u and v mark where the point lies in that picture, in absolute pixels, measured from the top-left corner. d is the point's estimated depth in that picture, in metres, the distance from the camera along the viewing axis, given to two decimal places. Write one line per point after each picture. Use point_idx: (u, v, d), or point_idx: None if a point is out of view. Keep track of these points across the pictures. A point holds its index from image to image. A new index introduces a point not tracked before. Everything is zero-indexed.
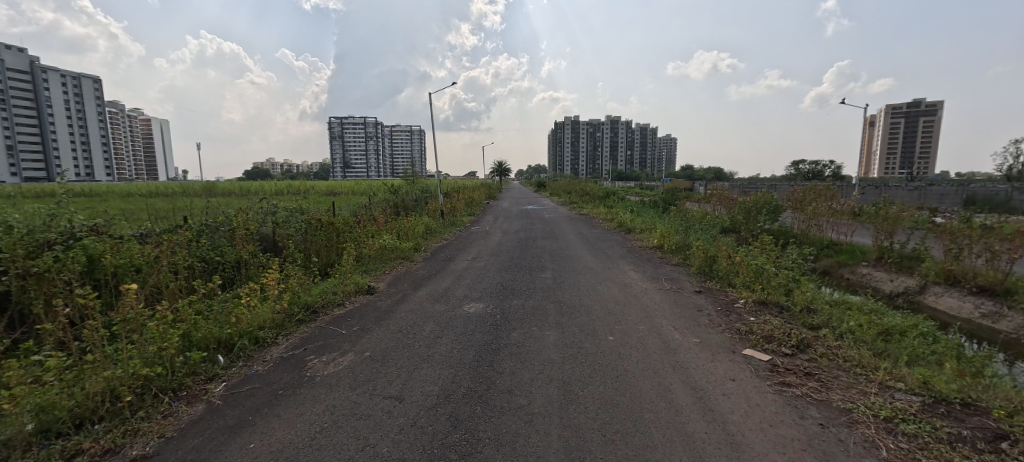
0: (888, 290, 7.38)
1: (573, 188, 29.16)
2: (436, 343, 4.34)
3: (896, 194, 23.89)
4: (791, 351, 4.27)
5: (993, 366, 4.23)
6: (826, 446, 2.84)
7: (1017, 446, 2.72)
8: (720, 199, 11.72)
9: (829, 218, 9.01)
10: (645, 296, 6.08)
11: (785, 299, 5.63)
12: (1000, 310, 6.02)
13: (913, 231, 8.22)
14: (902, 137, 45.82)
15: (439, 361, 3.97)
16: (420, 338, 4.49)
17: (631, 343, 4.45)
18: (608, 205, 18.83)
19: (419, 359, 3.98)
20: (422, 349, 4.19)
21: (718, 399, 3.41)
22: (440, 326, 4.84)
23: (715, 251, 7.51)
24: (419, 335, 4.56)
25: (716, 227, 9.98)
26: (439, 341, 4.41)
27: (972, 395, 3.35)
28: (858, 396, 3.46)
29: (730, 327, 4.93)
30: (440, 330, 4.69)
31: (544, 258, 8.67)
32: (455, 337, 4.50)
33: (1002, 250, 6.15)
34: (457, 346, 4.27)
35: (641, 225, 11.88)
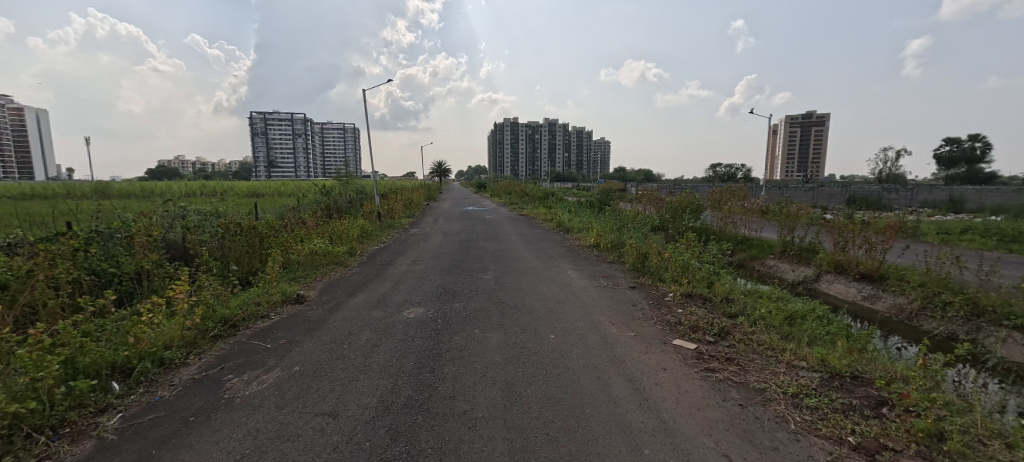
0: (791, 279, 8.20)
1: (512, 190, 29.56)
2: (373, 353, 4.11)
3: (795, 195, 26.83)
4: (714, 339, 4.58)
5: (874, 342, 4.84)
6: (747, 425, 3.05)
7: (895, 410, 3.13)
8: (649, 199, 12.42)
9: (742, 216, 9.86)
10: (586, 294, 6.20)
11: (707, 290, 6.06)
12: (876, 293, 6.80)
13: (810, 226, 9.20)
14: (799, 144, 51.61)
15: (377, 371, 3.75)
16: (356, 348, 4.23)
17: (573, 340, 4.53)
18: (547, 206, 19.15)
19: (354, 370, 3.74)
20: (359, 360, 3.94)
21: (652, 389, 3.55)
22: (380, 333, 4.61)
23: (646, 249, 7.85)
24: (354, 345, 4.29)
25: (647, 226, 10.53)
26: (378, 350, 4.18)
27: (859, 369, 3.80)
28: (772, 376, 3.77)
29: (661, 320, 5.18)
30: (379, 339, 4.45)
31: (485, 259, 8.62)
32: (394, 345, 4.30)
33: (878, 242, 7.06)
34: (398, 354, 4.08)
35: (578, 224, 12.20)
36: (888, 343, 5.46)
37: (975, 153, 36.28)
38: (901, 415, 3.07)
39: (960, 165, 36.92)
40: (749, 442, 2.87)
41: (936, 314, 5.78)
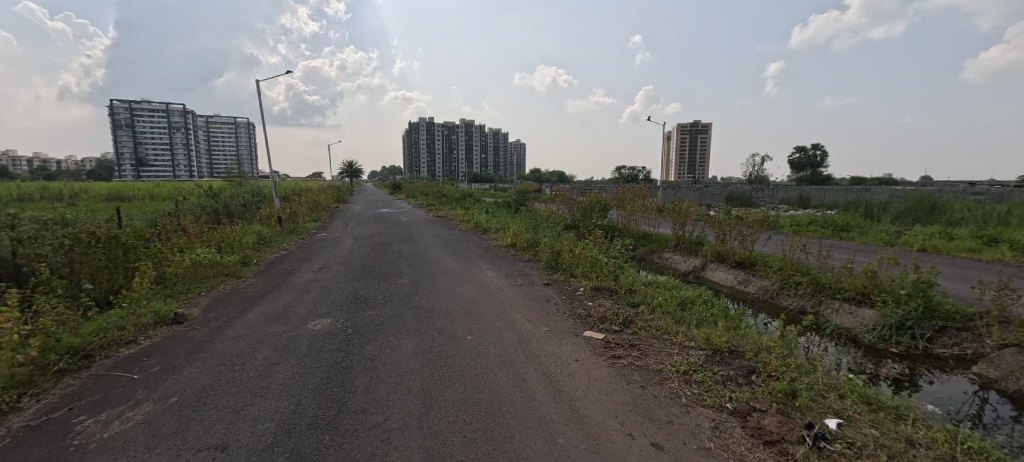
0: (683, 269, 9.13)
1: (428, 190, 28.96)
2: (272, 372, 3.73)
3: (686, 193, 29.95)
4: (619, 327, 4.91)
5: (746, 320, 5.57)
6: (647, 404, 3.32)
7: (761, 376, 3.64)
8: (561, 199, 12.98)
9: (643, 213, 10.74)
10: (502, 294, 6.27)
11: (613, 283, 6.49)
12: (747, 276, 7.82)
13: (698, 222, 10.33)
14: (688, 149, 57.73)
15: (277, 392, 3.41)
16: (250, 369, 3.80)
17: (489, 339, 4.55)
18: (463, 206, 19.06)
19: (248, 393, 3.36)
20: (254, 382, 3.55)
21: (564, 380, 3.70)
22: (280, 350, 4.20)
23: (559, 246, 8.19)
24: (248, 366, 3.85)
25: (559, 224, 10.99)
26: (278, 368, 3.80)
27: (735, 343, 4.35)
28: (668, 357, 4.14)
29: (573, 313, 5.42)
30: (279, 356, 4.05)
31: (399, 263, 8.32)
32: (298, 361, 3.95)
33: (748, 233, 8.15)
34: (301, 371, 3.75)
35: (495, 225, 12.31)
36: (757, 319, 6.33)
37: (816, 159, 43.77)
38: (764, 379, 3.58)
39: (805, 169, 44.31)
40: (650, 420, 3.12)
41: (791, 292, 6.82)
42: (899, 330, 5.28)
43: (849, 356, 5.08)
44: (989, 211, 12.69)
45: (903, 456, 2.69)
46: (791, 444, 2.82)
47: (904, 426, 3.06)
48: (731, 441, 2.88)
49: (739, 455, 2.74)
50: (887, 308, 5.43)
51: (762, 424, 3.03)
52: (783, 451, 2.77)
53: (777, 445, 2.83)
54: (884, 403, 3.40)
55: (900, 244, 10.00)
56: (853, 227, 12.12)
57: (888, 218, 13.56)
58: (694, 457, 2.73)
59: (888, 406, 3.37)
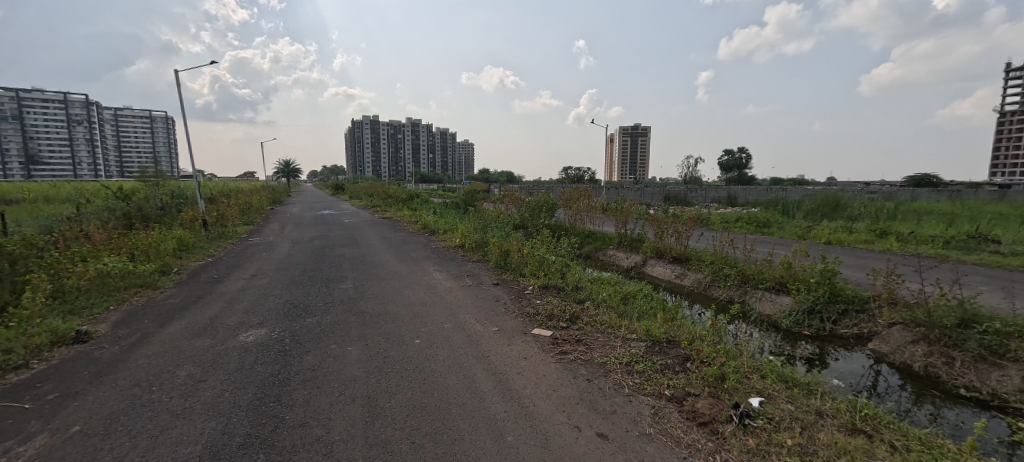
0: (626, 265, 9.55)
1: (373, 190, 28.05)
2: (197, 391, 3.45)
3: (628, 193, 31.29)
4: (566, 324, 5.06)
5: (682, 311, 5.95)
6: (593, 397, 3.45)
7: (695, 363, 3.92)
8: (509, 199, 13.09)
9: (588, 212, 11.10)
10: (451, 295, 6.23)
11: (560, 280, 6.67)
12: (683, 270, 8.30)
13: (638, 220, 10.84)
14: (629, 150, 60.40)
15: (204, 412, 3.17)
16: (172, 388, 3.50)
17: (437, 342, 4.52)
18: (410, 207, 18.65)
19: (169, 416, 3.10)
20: (177, 403, 3.27)
21: (513, 378, 3.76)
22: (206, 366, 3.90)
23: (507, 246, 8.25)
24: (169, 386, 3.55)
25: (508, 224, 11.07)
26: (204, 386, 3.53)
27: (672, 333, 4.63)
28: (612, 350, 4.33)
29: (522, 312, 5.51)
30: (204, 373, 3.76)
31: (341, 267, 7.98)
32: (227, 377, 3.69)
33: (684, 230, 8.69)
34: (232, 387, 3.52)
35: (443, 226, 12.17)
36: (692, 310, 6.76)
37: (742, 161, 47.49)
38: (698, 365, 3.85)
39: (732, 170, 47.88)
40: (595, 411, 3.26)
41: (721, 284, 7.34)
42: (811, 314, 5.89)
43: (770, 340, 5.58)
44: (882, 208, 14.46)
45: (812, 426, 3.02)
46: (720, 423, 3.07)
47: (814, 399, 3.43)
48: (668, 426, 3.07)
49: (675, 439, 2.94)
50: (801, 295, 6.03)
51: (696, 407, 3.26)
52: (714, 430, 3.01)
53: (709, 425, 3.07)
54: (799, 380, 3.79)
55: (812, 238, 11.11)
56: (773, 223, 13.31)
57: (802, 214, 15.02)
58: (636, 444, 2.89)
59: (802, 382, 3.76)
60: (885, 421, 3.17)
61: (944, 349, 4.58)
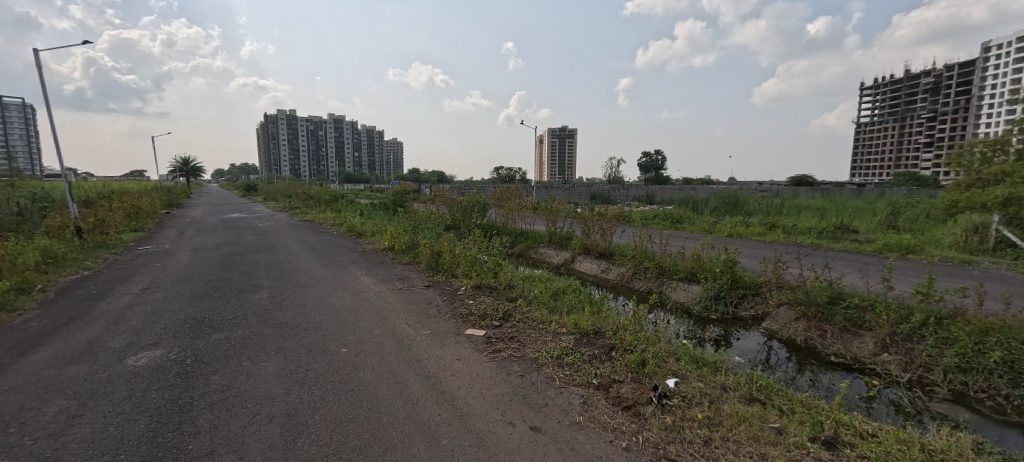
0: (556, 262, 9.89)
1: (292, 191, 26.17)
2: (73, 428, 3.00)
3: (558, 193, 32.34)
4: (499, 322, 5.15)
5: (606, 303, 6.31)
6: (526, 392, 3.57)
7: (619, 351, 4.20)
8: (440, 200, 12.94)
9: (519, 211, 11.34)
10: (380, 300, 6.05)
11: (493, 280, 6.75)
12: (608, 265, 8.77)
13: (567, 218, 11.28)
14: (558, 151, 62.40)
15: (85, 450, 2.77)
16: (40, 427, 3.01)
17: (366, 349, 4.37)
18: (334, 209, 17.69)
19: (33, 460, 2.65)
20: (49, 444, 2.83)
21: (446, 381, 3.76)
22: (84, 397, 3.40)
23: (439, 247, 8.17)
24: (36, 424, 3.05)
25: (440, 225, 10.95)
26: (83, 421, 3.08)
27: (598, 325, 4.91)
28: (543, 345, 4.49)
29: (455, 313, 5.50)
30: (82, 405, 3.28)
31: (255, 276, 7.38)
32: (114, 408, 3.26)
33: (607, 227, 9.21)
34: (120, 419, 3.11)
35: (370, 228, 11.72)
36: (616, 302, 7.20)
37: (659, 162, 51.11)
38: (621, 353, 4.14)
39: (651, 170, 51.44)
40: (528, 406, 3.37)
41: (641, 276, 7.89)
42: (717, 300, 6.55)
43: (684, 325, 6.13)
44: (772, 204, 16.46)
45: (719, 400, 3.39)
46: (641, 406, 3.33)
47: (720, 375, 3.85)
48: (595, 413, 3.27)
49: (602, 424, 3.14)
50: (709, 283, 6.68)
51: (621, 393, 3.51)
52: (636, 413, 3.26)
53: (632, 408, 3.32)
54: (708, 360, 4.23)
55: (717, 231, 12.33)
56: (686, 219, 14.53)
57: (709, 210, 16.59)
58: (567, 433, 3.04)
59: (710, 361, 4.20)
60: (775, 388, 3.65)
61: (819, 324, 5.37)
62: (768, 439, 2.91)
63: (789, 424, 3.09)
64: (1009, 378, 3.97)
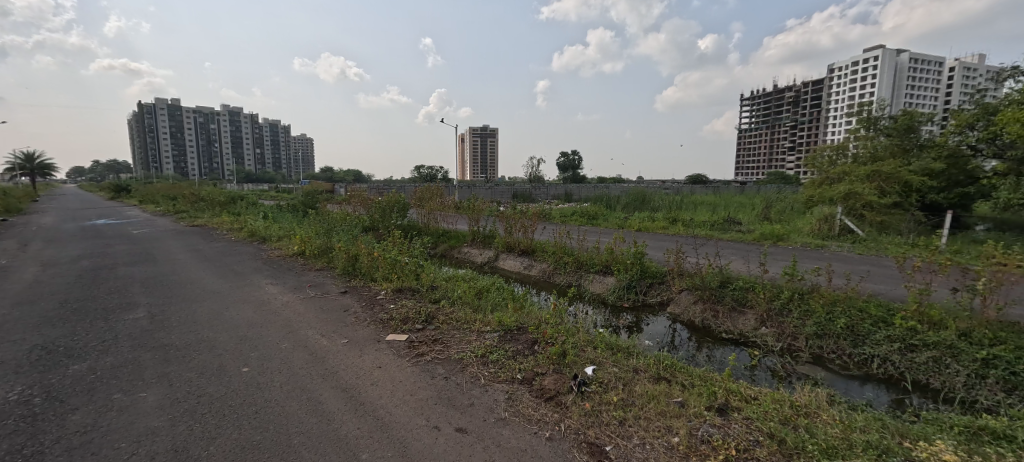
0: (479, 261, 9.87)
1: (177, 193, 23.05)
2: None
3: (480, 192, 32.43)
4: (421, 325, 5.00)
5: (529, 299, 6.43)
6: (451, 394, 3.50)
7: (541, 344, 4.30)
8: (356, 200, 12.28)
9: (441, 211, 11.18)
10: (288, 310, 5.56)
11: (415, 282, 6.56)
12: (530, 262, 8.95)
13: (489, 217, 11.32)
14: (479, 150, 62.69)
15: None
16: None
17: (272, 365, 3.99)
18: (231, 212, 15.94)
19: None
20: None
21: (365, 391, 3.56)
22: None
23: (355, 250, 7.73)
24: None
25: (356, 227, 10.38)
26: None
27: (521, 321, 4.99)
28: (467, 345, 4.45)
29: (374, 319, 5.24)
30: None
31: (130, 292, 6.36)
32: None
33: (528, 225, 9.43)
34: None
35: (276, 232, 10.74)
36: (538, 297, 7.38)
37: (576, 162, 53.48)
38: (543, 346, 4.24)
39: (568, 170, 53.65)
40: (453, 407, 3.31)
41: (561, 271, 8.16)
42: (629, 289, 7.01)
43: (601, 315, 6.46)
44: (674, 201, 18.01)
45: (632, 382, 3.62)
46: (563, 395, 3.43)
47: (632, 359, 4.11)
48: (520, 407, 3.30)
49: (526, 417, 3.18)
50: (622, 275, 7.12)
51: (543, 385, 3.59)
52: (559, 402, 3.35)
53: (554, 399, 3.41)
54: (622, 346, 4.49)
55: (628, 226, 13.19)
56: (601, 216, 15.38)
57: (621, 207, 17.70)
58: (493, 430, 3.03)
59: (624, 347, 4.46)
60: (678, 367, 3.98)
61: (712, 305, 5.98)
62: (674, 412, 3.17)
63: (690, 397, 3.38)
64: (851, 340, 4.77)
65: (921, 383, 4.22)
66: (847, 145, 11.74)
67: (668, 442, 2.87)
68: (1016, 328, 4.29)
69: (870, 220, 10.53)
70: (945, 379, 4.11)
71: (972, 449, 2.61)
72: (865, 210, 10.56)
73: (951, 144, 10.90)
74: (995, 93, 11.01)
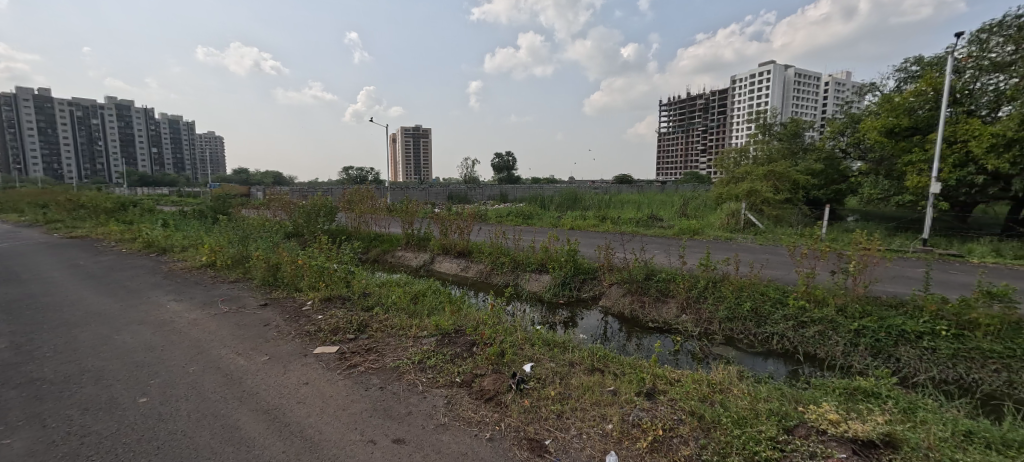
0: (414, 264, 9.64)
1: (49, 199, 19.75)
2: None
3: (414, 193, 31.69)
4: (353, 335, 4.80)
5: (466, 300, 6.42)
6: (387, 404, 3.41)
7: (479, 346, 4.32)
8: (278, 204, 11.47)
9: (373, 214, 10.82)
10: (197, 329, 5.05)
11: (346, 289, 6.29)
12: (466, 263, 8.92)
13: (424, 219, 11.10)
14: (412, 151, 61.34)
15: None
16: None
17: (179, 392, 3.61)
18: (123, 220, 14.06)
19: None
20: None
21: (291, 411, 3.35)
22: None
23: (276, 259, 7.22)
24: None
25: (277, 233, 9.68)
26: None
27: (459, 323, 4.97)
28: (404, 352, 4.35)
29: (299, 332, 4.94)
30: None
31: None
32: None
33: (464, 226, 9.44)
34: None
35: (180, 243, 9.68)
36: (475, 298, 7.39)
37: (510, 163, 54.14)
38: (482, 347, 4.27)
39: (503, 171, 54.22)
40: (389, 418, 3.23)
41: (498, 270, 8.23)
42: (563, 286, 7.25)
43: (538, 313, 6.63)
44: (602, 200, 18.88)
45: (567, 375, 3.77)
46: (503, 395, 3.48)
47: (568, 353, 4.28)
48: (460, 411, 3.30)
49: (466, 420, 3.19)
50: (556, 272, 7.35)
51: (482, 386, 3.61)
52: (498, 402, 3.40)
53: (494, 399, 3.44)
54: (557, 341, 4.65)
55: (562, 225, 13.62)
56: (535, 215, 15.73)
57: (554, 206, 18.22)
58: (431, 437, 3.00)
59: (559, 342, 4.63)
60: (611, 357, 4.21)
61: (639, 296, 6.40)
62: (606, 400, 3.35)
63: (621, 385, 3.59)
64: (755, 321, 5.34)
65: (810, 354, 4.83)
66: (748, 148, 13.06)
67: (602, 430, 3.03)
68: (878, 301, 5.08)
69: (768, 214, 11.84)
70: (828, 349, 4.75)
71: (850, 407, 3.06)
72: (764, 205, 11.85)
73: (828, 147, 12.56)
74: (859, 105, 12.88)
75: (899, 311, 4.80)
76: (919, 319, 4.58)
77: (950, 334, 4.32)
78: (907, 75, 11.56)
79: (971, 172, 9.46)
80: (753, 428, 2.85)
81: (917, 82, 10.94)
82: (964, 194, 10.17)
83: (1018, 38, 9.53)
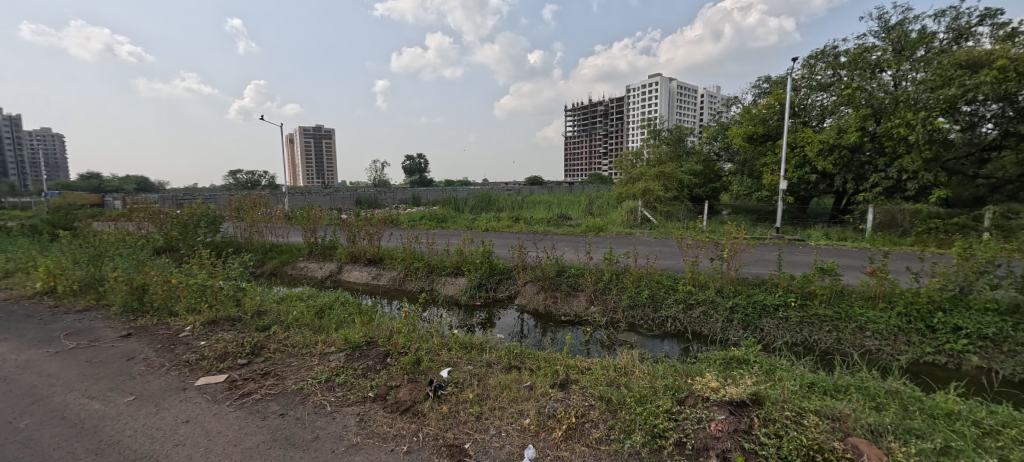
0: (319, 275, 8.99)
1: None
2: None
3: (317, 199, 29.54)
4: (246, 360, 4.37)
5: (378, 310, 6.17)
6: (288, 432, 3.18)
7: (393, 356, 4.20)
8: (143, 216, 9.94)
9: (267, 224, 9.92)
10: (31, 374, 4.20)
11: (236, 309, 5.69)
12: (378, 271, 8.57)
13: (328, 227, 10.41)
14: (314, 154, 57.25)
15: None
16: None
17: (8, 456, 2.99)
18: None
19: None
20: None
21: (168, 457, 2.96)
22: None
23: (142, 280, 6.27)
24: None
25: (143, 250, 8.41)
26: None
27: (372, 334, 4.79)
28: (308, 372, 4.07)
29: (175, 363, 4.35)
30: None
31: None
32: None
33: (374, 232, 9.06)
34: None
35: (5, 267, 7.94)
36: (389, 307, 7.16)
37: (422, 166, 53.05)
38: (396, 357, 4.15)
39: (415, 174, 52.93)
40: (292, 447, 3.02)
41: (412, 276, 8.05)
42: (479, 288, 7.32)
43: (455, 316, 6.62)
44: (514, 201, 19.37)
45: (483, 376, 3.85)
46: (420, 404, 3.44)
47: (485, 354, 4.36)
48: (373, 427, 3.20)
49: (381, 436, 3.10)
50: (472, 274, 7.40)
51: (398, 397, 3.52)
52: (415, 412, 3.35)
53: (410, 409, 3.38)
54: (474, 343, 4.70)
55: (476, 227, 13.69)
56: (448, 219, 15.62)
57: (468, 209, 18.26)
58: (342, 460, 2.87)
59: (476, 344, 4.69)
60: (526, 353, 4.37)
61: (551, 292, 6.71)
62: (523, 396, 3.49)
63: (537, 379, 3.76)
64: (652, 307, 5.90)
65: (697, 332, 5.49)
66: (642, 152, 14.35)
67: (520, 425, 3.15)
68: (746, 282, 5.92)
69: (660, 210, 13.10)
70: (710, 327, 5.43)
71: (727, 374, 3.56)
72: (656, 203, 13.10)
73: (705, 151, 14.29)
74: (727, 115, 14.86)
75: (761, 288, 5.66)
76: (776, 293, 5.46)
77: (798, 304, 5.22)
78: (760, 91, 13.62)
79: (808, 171, 11.45)
80: (652, 403, 3.17)
81: (767, 97, 12.97)
82: (805, 189, 12.18)
83: (835, 65, 11.73)
